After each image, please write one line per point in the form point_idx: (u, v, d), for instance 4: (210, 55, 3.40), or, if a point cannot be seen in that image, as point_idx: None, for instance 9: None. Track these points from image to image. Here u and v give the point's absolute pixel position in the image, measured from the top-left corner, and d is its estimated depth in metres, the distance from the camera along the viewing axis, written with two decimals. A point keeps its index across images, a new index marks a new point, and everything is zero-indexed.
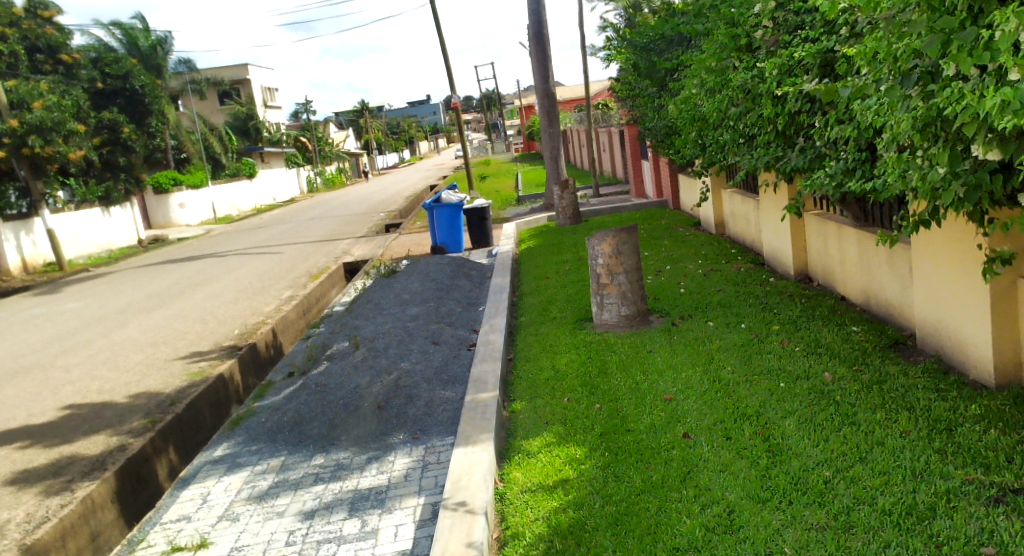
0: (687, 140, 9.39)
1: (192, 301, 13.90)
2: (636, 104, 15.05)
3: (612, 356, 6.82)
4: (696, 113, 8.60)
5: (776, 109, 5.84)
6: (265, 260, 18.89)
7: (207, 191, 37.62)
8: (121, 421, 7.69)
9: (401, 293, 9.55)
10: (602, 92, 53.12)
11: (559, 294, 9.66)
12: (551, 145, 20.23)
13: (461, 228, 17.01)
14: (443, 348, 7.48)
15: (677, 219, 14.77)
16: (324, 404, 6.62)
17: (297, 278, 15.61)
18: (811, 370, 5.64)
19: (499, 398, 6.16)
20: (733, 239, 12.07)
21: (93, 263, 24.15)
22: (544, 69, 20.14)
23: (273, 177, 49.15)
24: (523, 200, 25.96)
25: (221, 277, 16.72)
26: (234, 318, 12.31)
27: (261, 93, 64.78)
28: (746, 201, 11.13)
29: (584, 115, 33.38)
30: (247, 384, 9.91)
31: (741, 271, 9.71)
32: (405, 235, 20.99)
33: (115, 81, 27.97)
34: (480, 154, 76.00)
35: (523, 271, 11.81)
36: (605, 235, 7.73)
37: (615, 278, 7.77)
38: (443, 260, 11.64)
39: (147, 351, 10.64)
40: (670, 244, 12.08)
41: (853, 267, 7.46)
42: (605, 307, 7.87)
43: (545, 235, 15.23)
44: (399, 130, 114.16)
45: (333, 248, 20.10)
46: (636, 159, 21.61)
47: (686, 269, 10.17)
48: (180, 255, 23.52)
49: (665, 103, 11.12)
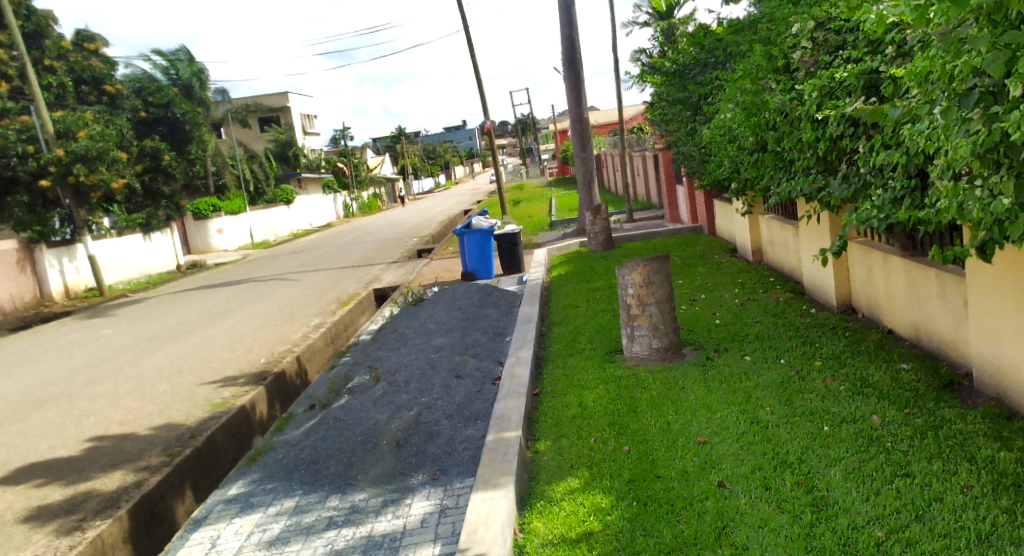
0: (723, 166, 9.07)
1: (222, 327, 13.79)
2: (670, 128, 14.76)
3: (643, 392, 6.51)
4: (734, 138, 8.29)
5: (816, 132, 5.53)
6: (297, 285, 18.83)
7: (245, 217, 37.95)
8: (140, 455, 7.49)
9: (427, 323, 9.30)
10: (637, 116, 52.74)
11: (589, 324, 9.34)
12: (584, 170, 20.00)
13: (491, 255, 16.80)
14: (466, 382, 7.18)
15: (713, 245, 14.38)
16: (341, 441, 6.36)
17: (327, 305, 15.46)
18: (856, 414, 5.29)
19: (523, 437, 5.86)
20: (771, 266, 11.67)
21: (131, 288, 24.30)
22: (577, 94, 19.95)
23: (310, 202, 49.52)
24: (556, 225, 25.71)
25: (252, 303, 16.66)
26: (262, 345, 12.16)
27: (300, 119, 65.53)
28: (784, 228, 10.77)
29: (618, 140, 33.14)
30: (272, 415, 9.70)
31: (779, 301, 9.33)
32: (436, 261, 20.83)
33: (157, 110, 28.11)
34: (515, 179, 76.06)
35: (554, 299, 11.51)
36: (636, 264, 7.39)
37: (646, 309, 7.43)
38: (471, 287, 11.40)
39: (174, 379, 10.50)
40: (705, 272, 11.70)
41: (902, 299, 7.13)
42: (636, 340, 7.55)
43: (577, 261, 14.94)
44: (435, 155, 115.01)
45: (365, 274, 19.97)
46: (670, 184, 21.30)
47: (722, 298, 9.80)
48: (215, 281, 23.60)
49: (700, 127, 10.82)
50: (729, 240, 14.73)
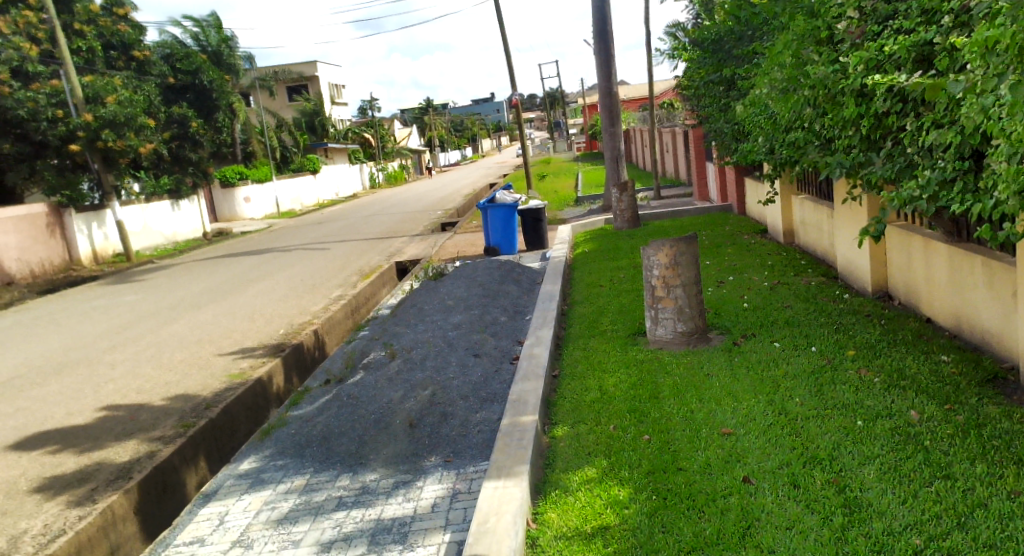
0: (757, 145, 8.74)
1: (243, 296, 13.67)
2: (702, 105, 14.37)
3: (665, 378, 6.28)
4: (770, 115, 7.97)
5: (861, 108, 5.22)
6: (320, 256, 18.72)
7: (272, 186, 37.92)
8: (154, 426, 7.38)
9: (446, 299, 9.10)
10: (668, 92, 51.96)
11: (612, 305, 9.08)
12: (612, 146, 19.63)
13: (515, 230, 16.55)
14: (483, 362, 6.97)
15: (741, 226, 14.05)
16: (354, 418, 6.17)
17: (348, 277, 15.31)
18: (892, 409, 5.03)
19: (540, 421, 5.65)
20: (802, 248, 11.36)
21: (157, 255, 24.31)
22: (607, 68, 19.55)
23: (336, 173, 49.42)
24: (582, 201, 25.38)
25: (275, 273, 16.57)
26: (282, 315, 12.02)
27: (328, 89, 65.28)
28: (818, 209, 10.45)
29: (647, 116, 32.65)
30: (289, 387, 9.58)
31: (810, 286, 9.03)
32: (460, 235, 20.64)
33: (185, 76, 27.82)
34: (542, 154, 75.50)
35: (577, 277, 11.26)
36: (662, 245, 7.13)
37: (672, 292, 7.17)
38: (493, 263, 11.18)
39: (192, 348, 10.37)
40: (734, 253, 11.39)
41: (945, 288, 6.90)
42: (659, 322, 7.31)
43: (602, 239, 14.66)
44: (463, 128, 114.65)
45: (388, 246, 19.80)
46: (699, 162, 20.89)
47: (751, 281, 9.50)
48: (240, 249, 23.57)
49: (733, 103, 10.45)
50: (759, 220, 14.40)
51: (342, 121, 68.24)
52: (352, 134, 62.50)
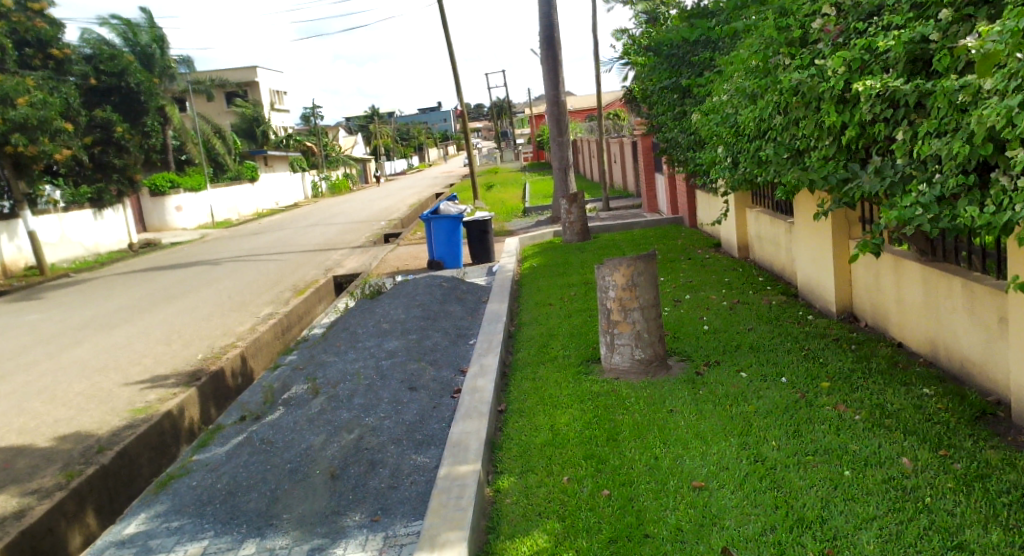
0: (712, 156, 8.17)
1: (163, 315, 12.65)
2: (653, 114, 13.84)
3: (623, 415, 5.58)
4: (730, 122, 7.37)
5: (841, 114, 4.62)
6: (252, 269, 17.75)
7: (207, 194, 36.56)
8: (32, 476, 6.49)
9: (381, 323, 8.30)
10: (615, 101, 51.86)
11: (563, 327, 8.38)
12: (560, 155, 19.02)
13: (459, 242, 15.81)
14: (420, 396, 6.20)
15: (693, 240, 13.55)
16: (266, 469, 5.36)
17: (281, 293, 14.37)
18: (882, 455, 4.41)
19: (482, 470, 4.91)
20: (759, 264, 10.82)
21: (78, 268, 22.99)
22: (554, 75, 18.97)
23: (276, 181, 48.06)
24: (529, 211, 24.75)
25: (202, 287, 15.57)
26: (203, 337, 11.07)
27: (268, 95, 63.75)
28: (776, 222, 9.91)
29: (594, 125, 32.23)
30: (205, 420, 8.72)
31: (771, 305, 8.46)
32: (402, 247, 19.84)
33: (109, 79, 26.44)
34: (489, 163, 74.95)
35: (524, 296, 10.55)
36: (618, 263, 6.48)
37: (629, 315, 6.52)
38: (435, 279, 10.40)
39: (97, 376, 9.39)
40: (689, 269, 10.81)
41: (918, 311, 6.35)
42: (616, 349, 6.63)
43: (550, 253, 13.99)
44: (409, 137, 113.69)
45: (326, 259, 18.92)
46: (648, 172, 20.46)
47: (709, 300, 8.90)
48: (169, 261, 22.38)
49: (688, 110, 9.88)
50: (712, 234, 13.87)
51: (284, 128, 66.79)
52: (293, 142, 61.06)
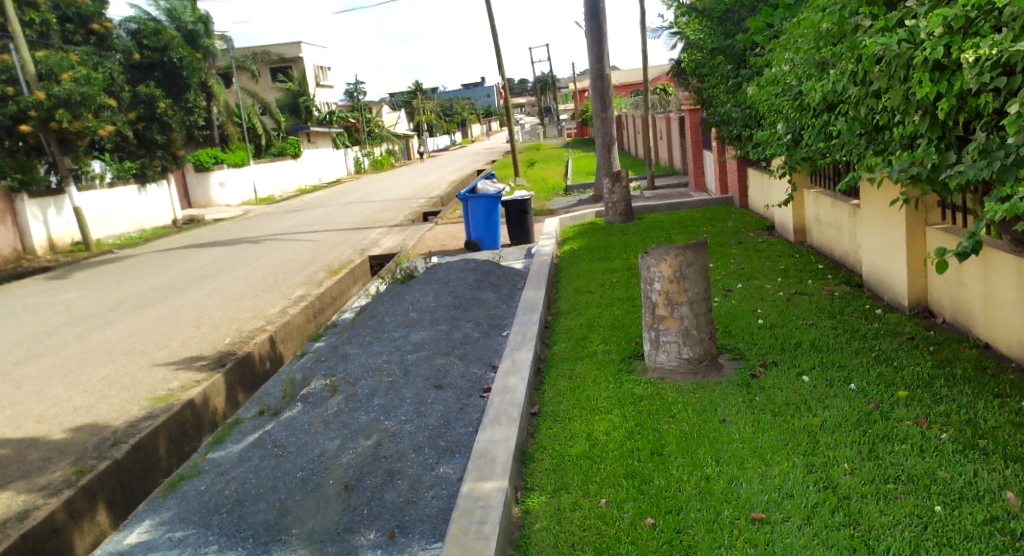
0: (772, 133, 7.46)
1: (194, 296, 12.30)
2: (704, 88, 13.09)
3: (671, 424, 5.01)
4: (796, 95, 6.66)
5: (937, 84, 3.98)
6: (288, 248, 17.42)
7: (249, 170, 36.47)
8: (41, 471, 6.10)
9: (411, 311, 7.78)
10: (661, 77, 50.76)
11: (603, 319, 7.78)
12: (603, 132, 18.32)
13: (498, 222, 15.24)
14: (446, 396, 5.66)
15: (744, 222, 12.83)
16: (277, 476, 4.87)
17: (314, 274, 13.95)
18: (979, 489, 3.84)
19: (514, 487, 4.39)
20: (817, 249, 10.09)
21: (120, 244, 22.90)
22: (598, 48, 18.23)
23: (318, 157, 47.90)
24: (571, 190, 24.10)
25: (236, 266, 15.25)
26: (232, 319, 10.67)
27: (311, 71, 63.62)
28: (838, 205, 9.17)
29: (639, 101, 31.34)
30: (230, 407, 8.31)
31: (830, 296, 7.76)
32: (440, 227, 19.38)
33: (153, 53, 26.21)
34: (531, 140, 74.12)
35: (564, 282, 9.96)
36: (665, 253, 5.88)
37: (676, 309, 5.92)
38: (469, 263, 9.86)
39: (120, 361, 9.03)
40: (740, 255, 10.11)
41: (1008, 310, 5.65)
42: (661, 347, 6.03)
43: (592, 235, 13.36)
44: (452, 113, 113.18)
45: (362, 238, 18.53)
46: (695, 150, 19.69)
47: (763, 290, 8.21)
48: (208, 238, 22.18)
49: (744, 84, 9.15)
50: (765, 216, 13.12)
51: (327, 104, 66.69)
52: (336, 118, 60.88)
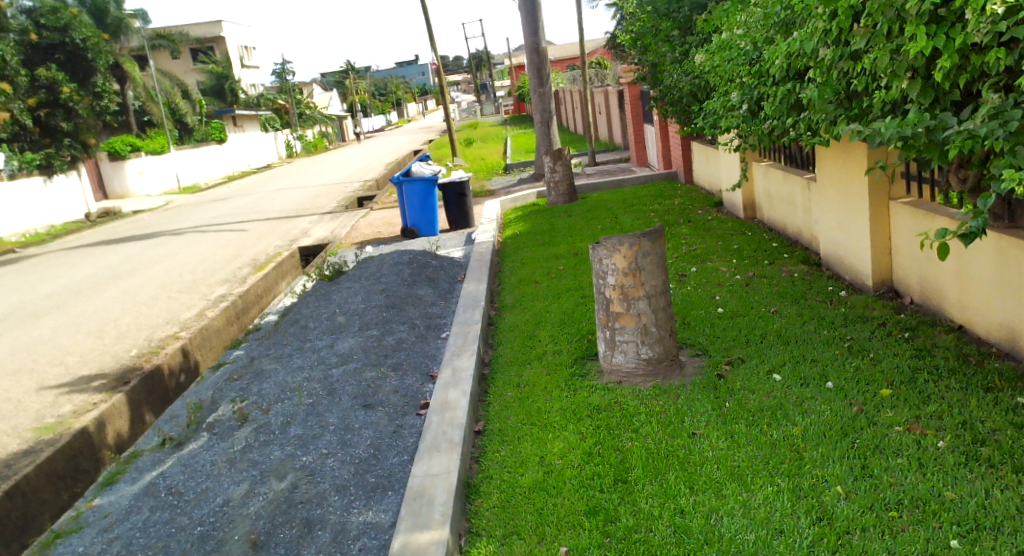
0: (722, 104, 6.88)
1: (100, 302, 11.32)
2: (644, 58, 12.50)
3: (634, 440, 4.35)
4: (751, 59, 6.08)
5: (933, 38, 3.38)
6: (211, 241, 16.41)
7: (172, 159, 34.90)
8: None
9: (337, 316, 7.01)
10: (598, 50, 50.24)
11: (550, 314, 7.13)
12: (541, 108, 17.63)
13: (435, 207, 14.48)
14: (377, 419, 4.94)
15: (691, 198, 12.30)
16: (170, 533, 4.10)
17: (238, 269, 13.04)
18: (997, 514, 3.27)
19: (455, 535, 3.69)
20: (769, 225, 9.56)
21: (27, 242, 21.54)
22: (533, 20, 17.50)
23: (247, 142, 46.24)
24: (510, 169, 23.38)
25: (152, 264, 14.24)
26: (141, 327, 9.75)
27: (235, 52, 61.53)
28: (791, 177, 8.63)
29: (576, 75, 30.66)
30: (137, 428, 7.48)
31: (791, 276, 7.22)
32: (374, 213, 18.53)
33: (52, 34, 25.02)
34: (468, 118, 72.98)
35: (505, 272, 9.28)
36: (619, 242, 5.24)
37: (633, 306, 5.29)
38: (403, 256, 9.11)
39: (9, 383, 8.10)
40: (690, 235, 9.55)
41: (990, 290, 5.13)
42: (618, 347, 5.39)
43: (534, 217, 12.70)
44: (387, 92, 111.19)
45: (291, 228, 17.59)
46: (636, 124, 19.14)
47: (718, 273, 7.64)
48: (126, 233, 20.93)
49: (692, 51, 8.55)
50: (713, 191, 12.60)
51: (255, 87, 64.63)
52: (265, 100, 59.03)
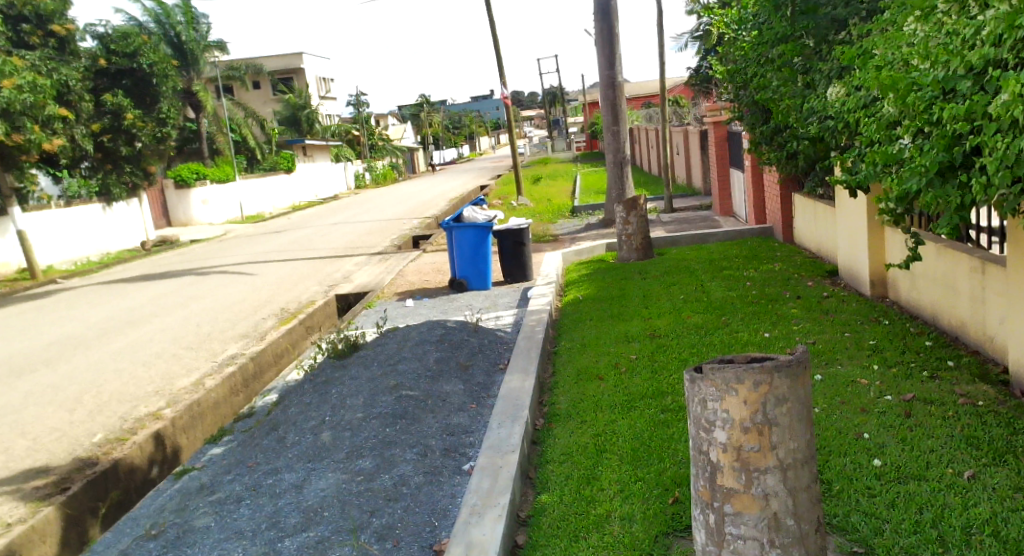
0: (883, 150, 4.86)
1: (94, 357, 9.71)
2: (744, 94, 10.50)
3: None
4: (970, 82, 4.01)
5: None
6: (245, 281, 14.87)
7: (235, 187, 33.96)
8: None
9: (324, 428, 5.14)
10: (677, 87, 48.58)
11: (618, 440, 5.14)
12: (615, 148, 15.74)
13: (488, 257, 12.62)
14: None
15: (793, 263, 10.21)
16: None
17: (261, 320, 11.37)
18: None
19: None
20: (912, 312, 7.51)
21: (72, 271, 20.47)
22: (611, 51, 15.67)
23: (314, 171, 45.44)
24: (578, 212, 21.50)
25: (172, 307, 12.68)
26: (123, 396, 8.04)
27: (313, 83, 61.56)
28: (949, 252, 6.62)
29: (653, 113, 28.77)
30: (85, 537, 5.69)
31: (969, 405, 5.01)
32: (427, 256, 16.83)
33: (121, 60, 24.01)
34: (541, 154, 71.60)
35: (563, 355, 7.34)
36: (735, 378, 3.23)
37: (756, 480, 3.25)
38: (435, 330, 7.25)
39: None
40: (805, 318, 7.57)
41: None
42: (727, 546, 3.33)
43: (602, 277, 10.73)
44: (461, 125, 111.11)
45: (335, 270, 16.00)
46: (722, 168, 17.06)
47: (856, 388, 5.49)
48: (169, 265, 19.64)
49: (823, 84, 6.52)
50: (821, 254, 10.53)
51: (328, 118, 64.51)
52: (337, 130, 58.63)
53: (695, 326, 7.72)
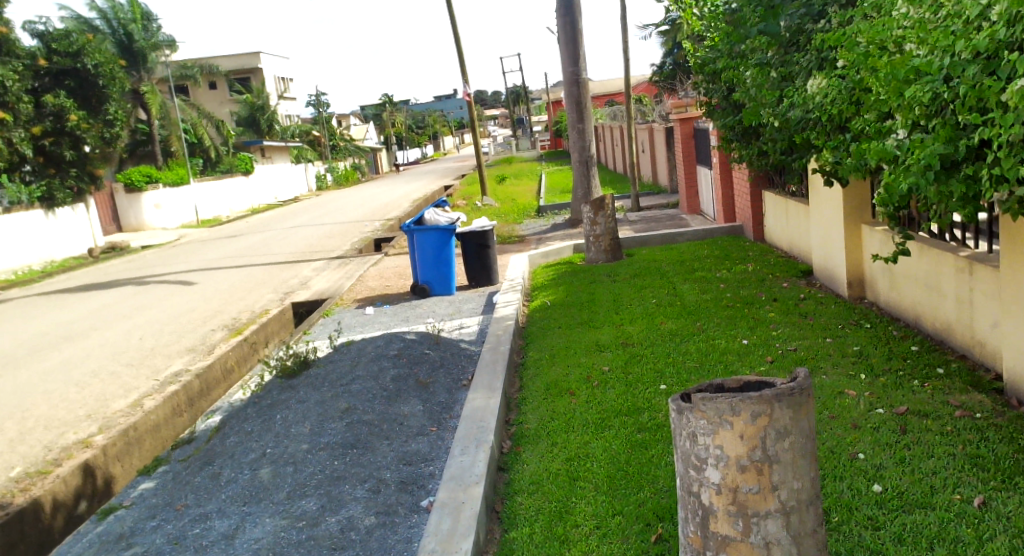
0: (872, 146, 4.49)
1: (23, 377, 9.05)
2: (713, 89, 10.11)
3: None
4: (974, 68, 3.63)
5: None
6: (195, 289, 14.22)
7: (191, 190, 33.05)
8: None
9: (264, 462, 4.63)
10: (642, 84, 48.54)
11: (592, 466, 4.67)
12: (580, 146, 15.33)
13: (450, 261, 12.12)
14: None
15: (766, 263, 9.85)
16: None
17: (210, 332, 10.78)
18: None
19: None
20: (894, 314, 7.15)
21: (15, 281, 19.59)
22: (574, 47, 15.24)
23: (274, 173, 44.51)
24: (544, 211, 21.07)
25: (115, 319, 12.00)
26: (52, 422, 7.44)
27: (272, 83, 60.51)
28: (935, 252, 6.23)
29: (618, 110, 28.46)
30: None
31: (969, 417, 4.61)
32: (388, 260, 16.29)
33: (63, 59, 23.16)
34: (505, 152, 71.18)
35: (530, 367, 6.86)
36: (728, 409, 2.79)
37: (755, 527, 2.81)
38: (392, 344, 6.75)
39: None
40: (783, 323, 7.17)
41: None
42: None
43: (569, 281, 10.29)
44: (425, 125, 110.26)
45: (291, 276, 15.40)
46: (689, 165, 16.71)
47: (846, 401, 5.08)
48: (119, 273, 18.86)
49: (801, 76, 6.13)
50: (794, 253, 10.18)
51: (288, 119, 63.46)
52: (298, 132, 57.66)
53: (668, 333, 7.30)
